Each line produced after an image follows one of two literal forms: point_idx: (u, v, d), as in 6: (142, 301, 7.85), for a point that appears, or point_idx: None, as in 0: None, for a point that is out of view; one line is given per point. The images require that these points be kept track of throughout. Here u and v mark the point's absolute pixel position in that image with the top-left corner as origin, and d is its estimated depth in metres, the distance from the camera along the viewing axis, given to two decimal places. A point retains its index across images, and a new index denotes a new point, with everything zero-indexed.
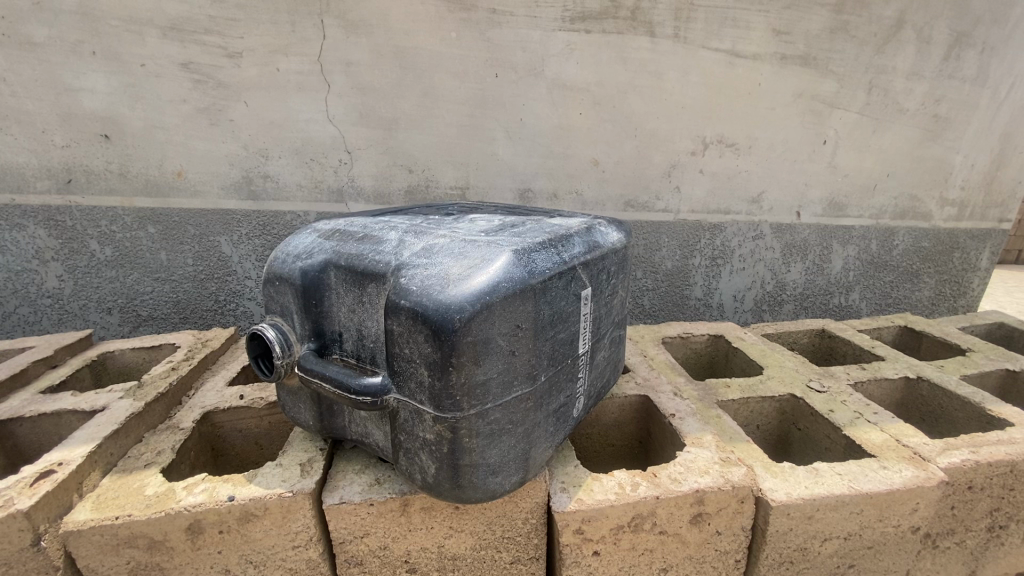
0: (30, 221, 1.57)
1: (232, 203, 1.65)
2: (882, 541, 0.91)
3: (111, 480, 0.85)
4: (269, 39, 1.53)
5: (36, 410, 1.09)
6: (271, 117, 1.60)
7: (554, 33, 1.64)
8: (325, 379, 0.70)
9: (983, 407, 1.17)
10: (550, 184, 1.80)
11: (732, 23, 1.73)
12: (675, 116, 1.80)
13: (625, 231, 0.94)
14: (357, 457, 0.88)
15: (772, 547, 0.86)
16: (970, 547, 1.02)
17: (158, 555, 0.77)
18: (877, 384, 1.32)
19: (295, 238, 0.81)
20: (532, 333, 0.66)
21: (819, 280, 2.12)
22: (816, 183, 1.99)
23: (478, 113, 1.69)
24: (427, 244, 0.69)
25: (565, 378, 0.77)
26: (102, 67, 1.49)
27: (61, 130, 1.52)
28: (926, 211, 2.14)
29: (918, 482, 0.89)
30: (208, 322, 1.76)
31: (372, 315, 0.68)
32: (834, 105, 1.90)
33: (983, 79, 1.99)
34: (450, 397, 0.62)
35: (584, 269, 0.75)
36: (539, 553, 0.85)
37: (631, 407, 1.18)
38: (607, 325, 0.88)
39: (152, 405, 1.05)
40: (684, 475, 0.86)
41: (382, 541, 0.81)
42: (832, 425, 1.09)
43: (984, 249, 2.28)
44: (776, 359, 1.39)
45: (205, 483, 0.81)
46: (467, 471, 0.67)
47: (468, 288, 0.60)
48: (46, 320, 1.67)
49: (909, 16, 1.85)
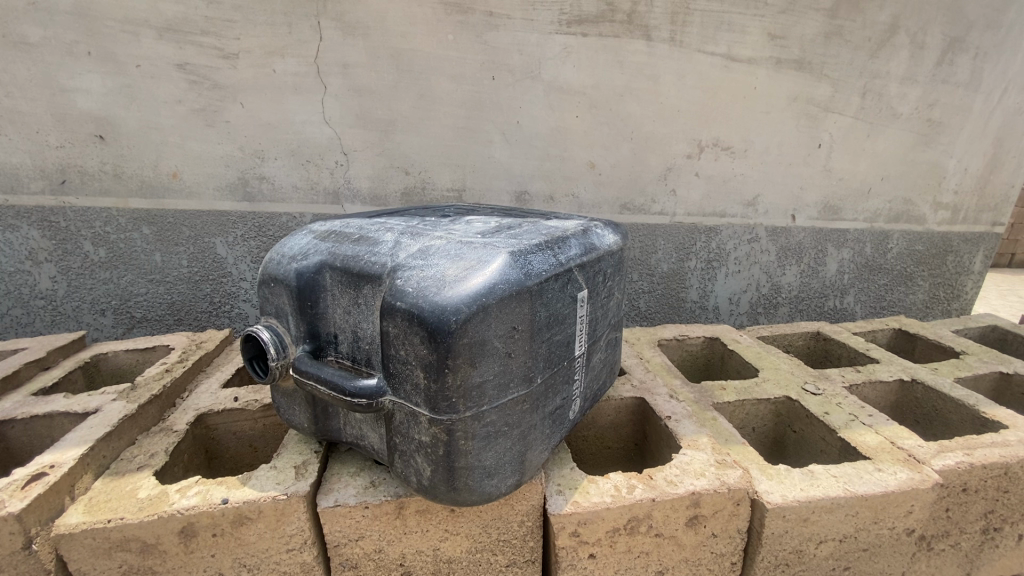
0: (24, 221, 1.56)
1: (227, 204, 1.64)
2: (877, 543, 0.92)
3: (104, 483, 0.84)
4: (265, 40, 1.53)
5: (28, 412, 1.08)
6: (266, 118, 1.59)
7: (551, 36, 1.65)
8: (320, 381, 0.70)
9: (976, 409, 1.17)
10: (546, 186, 1.80)
11: (727, 27, 1.74)
12: (670, 120, 1.81)
13: (621, 233, 0.94)
14: (352, 459, 0.87)
15: (767, 549, 0.87)
16: (965, 549, 1.02)
17: (150, 558, 0.76)
18: (871, 387, 1.32)
19: (290, 239, 0.80)
20: (528, 335, 0.66)
21: (814, 283, 2.13)
22: (811, 186, 2.00)
23: (474, 115, 1.69)
24: (423, 245, 0.69)
25: (561, 380, 0.76)
26: (97, 67, 1.48)
27: (55, 131, 1.51)
28: (920, 215, 2.16)
29: (913, 484, 0.89)
30: (203, 324, 1.75)
31: (368, 317, 0.68)
32: (828, 109, 1.91)
33: (975, 84, 2.01)
34: (447, 399, 0.62)
35: (580, 271, 0.75)
36: (536, 556, 0.85)
37: (627, 409, 1.18)
38: (604, 327, 0.89)
39: (145, 407, 1.04)
40: (680, 477, 0.86)
41: (378, 544, 0.80)
42: (827, 427, 1.10)
43: (978, 252, 2.30)
44: (772, 361, 1.39)
45: (199, 485, 0.80)
46: (464, 474, 0.66)
47: (464, 289, 0.60)
48: (39, 322, 1.66)
49: (903, 22, 1.87)
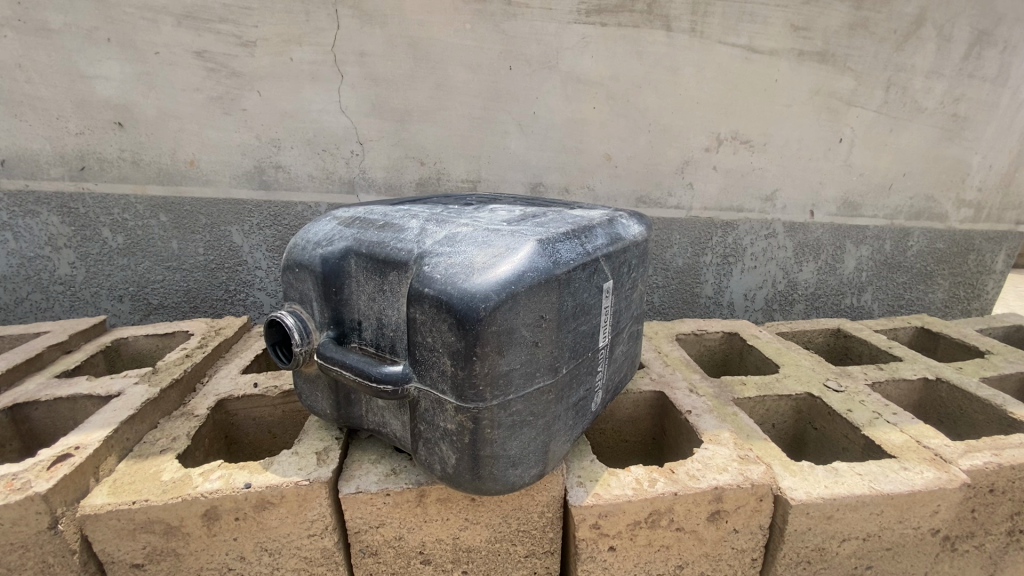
0: (44, 207, 1.57)
1: (244, 193, 1.64)
2: (901, 543, 0.90)
3: (127, 466, 0.85)
4: (282, 28, 1.52)
5: (52, 394, 1.09)
6: (283, 107, 1.59)
7: (569, 26, 1.63)
8: (345, 367, 0.69)
9: (1003, 410, 1.15)
10: (561, 178, 1.78)
11: (749, 17, 1.70)
12: (689, 113, 1.78)
13: (645, 224, 0.93)
14: (373, 446, 0.87)
15: (790, 546, 0.85)
16: (989, 551, 1.00)
17: (174, 540, 0.77)
18: (895, 385, 1.30)
19: (314, 225, 0.80)
20: (556, 324, 0.65)
21: (831, 280, 2.10)
22: (831, 181, 1.96)
23: (491, 106, 1.68)
24: (450, 232, 0.68)
25: (585, 372, 0.75)
26: (117, 55, 1.48)
27: (75, 117, 1.52)
28: (942, 213, 2.11)
29: (940, 484, 0.88)
30: (219, 311, 1.76)
31: (393, 304, 0.67)
32: (851, 102, 1.87)
33: (1003, 79, 1.96)
34: (474, 387, 0.61)
35: (606, 261, 0.74)
36: (555, 547, 0.84)
37: (646, 403, 1.16)
38: (627, 318, 0.87)
39: (166, 391, 1.05)
40: (703, 472, 0.85)
41: (398, 532, 0.80)
42: (851, 425, 1.08)
43: (1000, 251, 2.24)
44: (792, 357, 1.37)
45: (222, 469, 0.81)
46: (488, 463, 0.66)
47: (493, 277, 0.59)
48: (58, 307, 1.68)
49: (931, 13, 1.81)
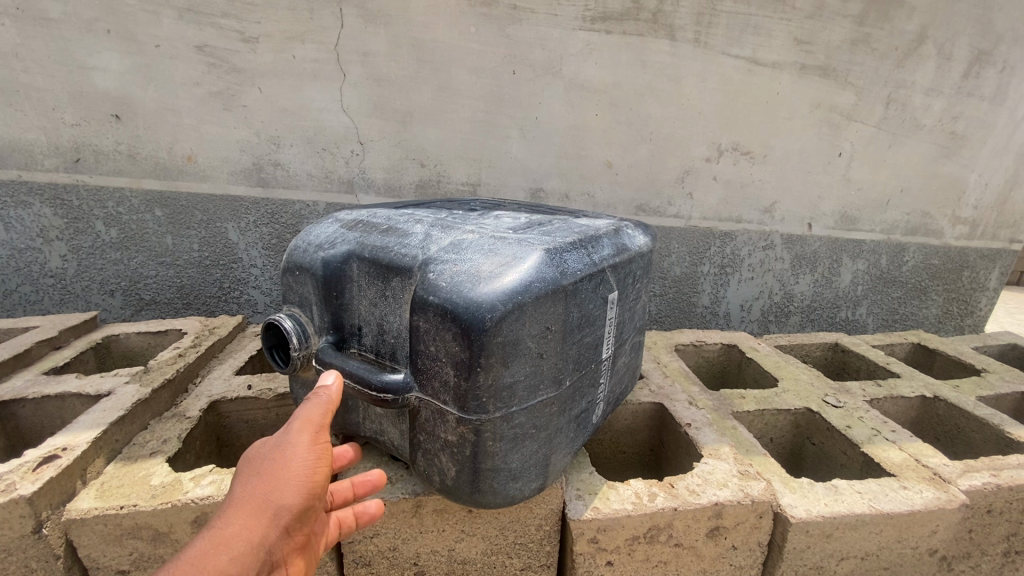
0: (36, 199, 1.54)
1: (241, 189, 1.62)
2: (898, 562, 0.90)
3: (116, 468, 0.83)
4: (285, 25, 1.51)
5: (40, 392, 1.07)
6: (283, 104, 1.57)
7: (574, 33, 1.62)
8: (345, 373, 0.68)
9: (1001, 429, 1.15)
10: (562, 184, 1.78)
11: (753, 30, 1.71)
12: (691, 123, 1.78)
13: (650, 235, 0.92)
14: (369, 454, 0.85)
15: (788, 564, 0.85)
16: (984, 571, 1.00)
17: (162, 547, 0.75)
18: (893, 402, 1.30)
19: (316, 227, 0.78)
20: (561, 335, 0.64)
21: (826, 293, 2.11)
22: (830, 196, 1.97)
23: (493, 110, 1.67)
24: (455, 239, 0.67)
25: (587, 383, 0.74)
26: (116, 46, 1.46)
27: (71, 108, 1.49)
28: (938, 229, 2.13)
29: (940, 504, 0.87)
30: (212, 309, 1.74)
31: (395, 310, 0.66)
32: (851, 117, 1.88)
33: (1000, 99, 1.98)
34: (476, 399, 0.60)
35: (612, 272, 0.73)
36: (551, 561, 0.83)
37: (645, 415, 1.16)
38: (629, 330, 0.86)
39: (158, 392, 1.03)
40: (703, 487, 0.84)
41: (393, 542, 0.78)
42: (850, 442, 1.08)
43: (994, 269, 2.26)
44: (791, 371, 1.37)
45: (214, 474, 0.79)
46: (489, 476, 0.65)
47: (499, 286, 0.58)
48: (48, 301, 1.65)
49: (931, 32, 1.83)
